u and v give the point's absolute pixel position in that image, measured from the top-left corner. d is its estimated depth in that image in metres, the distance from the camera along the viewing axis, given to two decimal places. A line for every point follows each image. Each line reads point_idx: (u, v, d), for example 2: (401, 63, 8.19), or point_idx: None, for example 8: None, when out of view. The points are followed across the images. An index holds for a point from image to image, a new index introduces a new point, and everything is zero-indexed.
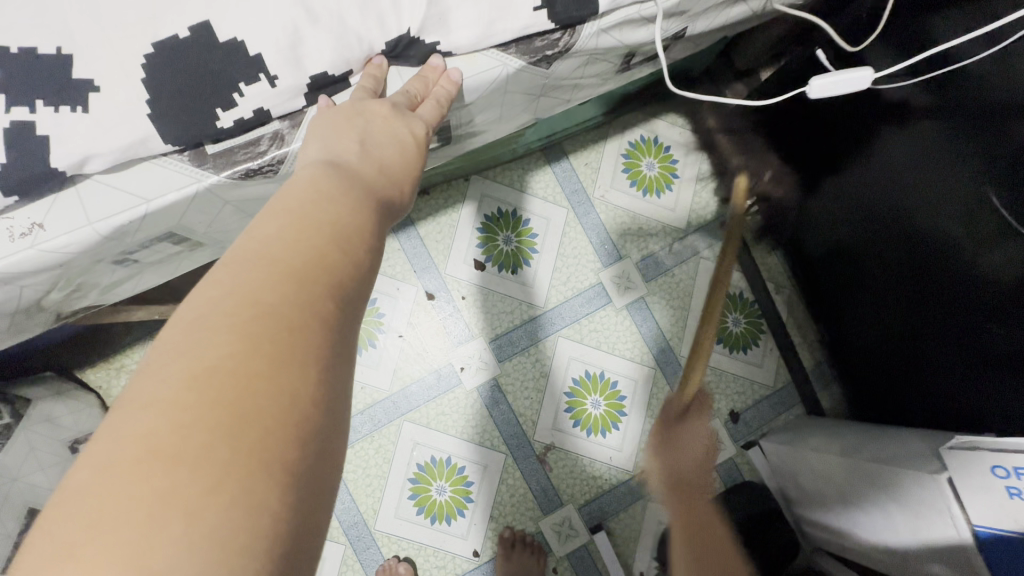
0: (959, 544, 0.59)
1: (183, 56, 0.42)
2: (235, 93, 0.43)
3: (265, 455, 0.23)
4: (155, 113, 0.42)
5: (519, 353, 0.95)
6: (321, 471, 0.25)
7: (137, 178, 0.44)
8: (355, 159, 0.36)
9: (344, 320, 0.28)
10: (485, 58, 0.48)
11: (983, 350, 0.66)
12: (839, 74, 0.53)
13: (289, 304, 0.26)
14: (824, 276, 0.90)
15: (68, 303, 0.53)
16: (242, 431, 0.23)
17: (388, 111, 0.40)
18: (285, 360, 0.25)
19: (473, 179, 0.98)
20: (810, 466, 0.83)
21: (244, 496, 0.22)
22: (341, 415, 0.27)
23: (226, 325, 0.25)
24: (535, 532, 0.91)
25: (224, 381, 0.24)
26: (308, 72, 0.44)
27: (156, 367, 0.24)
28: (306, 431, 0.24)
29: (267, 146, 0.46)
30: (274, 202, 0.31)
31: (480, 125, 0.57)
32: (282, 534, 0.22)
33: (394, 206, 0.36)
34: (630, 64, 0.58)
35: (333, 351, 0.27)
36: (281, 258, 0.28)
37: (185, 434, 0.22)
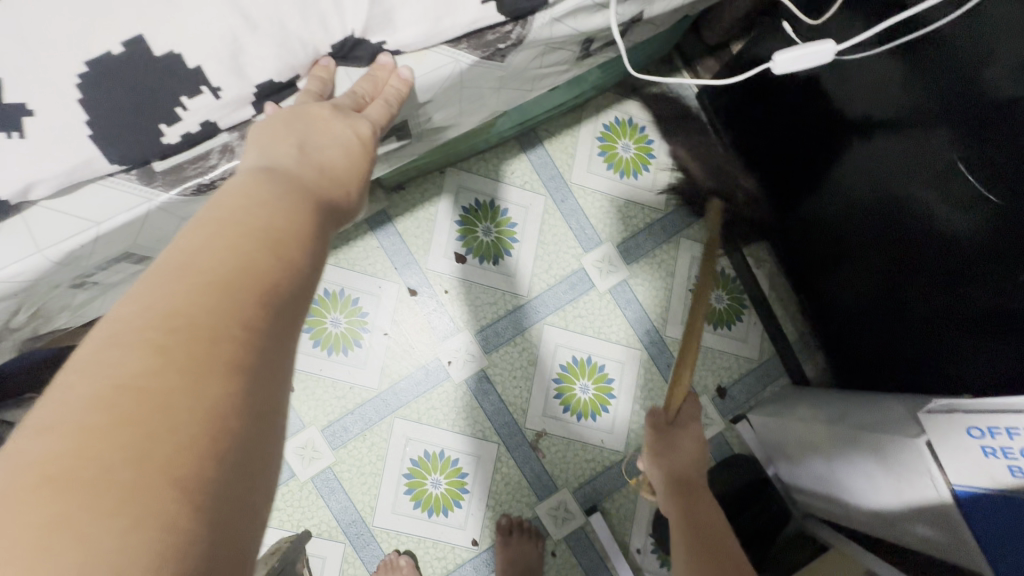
0: (940, 503, 0.61)
1: (120, 73, 0.40)
2: (177, 107, 0.42)
3: (177, 470, 0.22)
4: (97, 133, 0.41)
5: (505, 343, 0.96)
6: (245, 485, 0.23)
7: (85, 200, 0.43)
8: (292, 163, 0.34)
9: (278, 328, 0.27)
10: (436, 55, 0.47)
11: (961, 312, 0.67)
12: (803, 47, 0.52)
13: (209, 313, 0.25)
14: (802, 246, 0.90)
15: (33, 328, 0.52)
16: (150, 449, 0.22)
17: (328, 112, 0.38)
18: (203, 373, 0.24)
19: (449, 172, 0.97)
20: (795, 435, 0.85)
21: (148, 515, 0.20)
22: (273, 426, 0.26)
23: (139, 340, 0.24)
24: (532, 517, 0.93)
25: (133, 398, 0.22)
26: (253, 81, 0.43)
27: (63, 390, 0.23)
28: (228, 445, 0.23)
29: (217, 160, 0.46)
30: (202, 214, 0.29)
31: (441, 121, 0.56)
32: (197, 553, 0.21)
33: (340, 209, 0.35)
34: (589, 50, 0.57)
35: (262, 360, 0.26)
36: (202, 268, 0.26)
37: (88, 456, 0.21)
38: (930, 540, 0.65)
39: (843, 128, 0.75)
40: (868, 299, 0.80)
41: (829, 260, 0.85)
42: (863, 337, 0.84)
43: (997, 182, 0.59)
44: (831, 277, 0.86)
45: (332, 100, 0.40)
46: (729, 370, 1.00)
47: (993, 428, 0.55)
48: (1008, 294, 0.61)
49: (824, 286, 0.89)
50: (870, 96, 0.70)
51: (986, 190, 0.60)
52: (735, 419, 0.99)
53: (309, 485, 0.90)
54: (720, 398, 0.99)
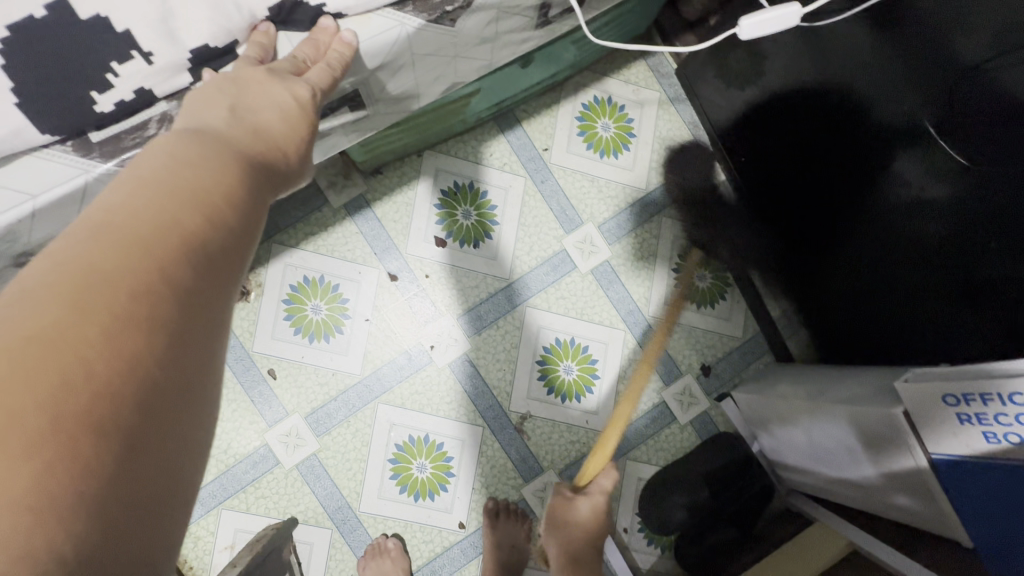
0: (917, 471, 0.61)
1: (45, 37, 0.39)
2: (108, 73, 0.41)
3: (95, 418, 0.22)
4: (23, 101, 0.40)
5: (487, 326, 0.95)
6: (166, 436, 0.24)
7: (21, 173, 0.43)
8: (223, 126, 0.33)
9: (205, 286, 0.27)
10: (381, 19, 0.46)
11: (937, 287, 0.68)
12: (772, 10, 0.51)
13: (130, 266, 0.25)
14: (776, 228, 0.89)
15: None
16: (62, 399, 0.21)
17: (263, 75, 0.38)
18: (124, 325, 0.23)
19: (427, 154, 0.95)
20: (776, 411, 0.84)
21: (62, 460, 0.21)
22: (198, 382, 0.26)
23: (52, 292, 0.23)
24: (519, 499, 0.93)
25: (44, 347, 0.22)
26: (188, 47, 0.42)
27: None
28: (147, 397, 0.24)
29: (156, 129, 0.45)
30: (127, 172, 0.29)
31: (398, 92, 0.55)
32: (114, 494, 0.22)
33: (277, 171, 0.34)
34: (548, 16, 0.56)
35: (186, 317, 0.26)
36: (123, 225, 0.26)
37: None
38: (909, 509, 0.66)
39: (812, 99, 0.75)
40: (842, 277, 0.80)
41: (805, 240, 0.85)
42: (836, 314, 0.84)
43: (972, 153, 0.63)
44: (804, 253, 0.86)
45: (270, 65, 0.40)
46: (712, 348, 1.00)
47: (967, 395, 0.54)
48: (985, 261, 0.63)
49: (797, 264, 0.88)
50: (853, 70, 0.71)
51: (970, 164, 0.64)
52: (720, 397, 0.98)
53: (293, 472, 0.89)
54: (704, 376, 0.99)
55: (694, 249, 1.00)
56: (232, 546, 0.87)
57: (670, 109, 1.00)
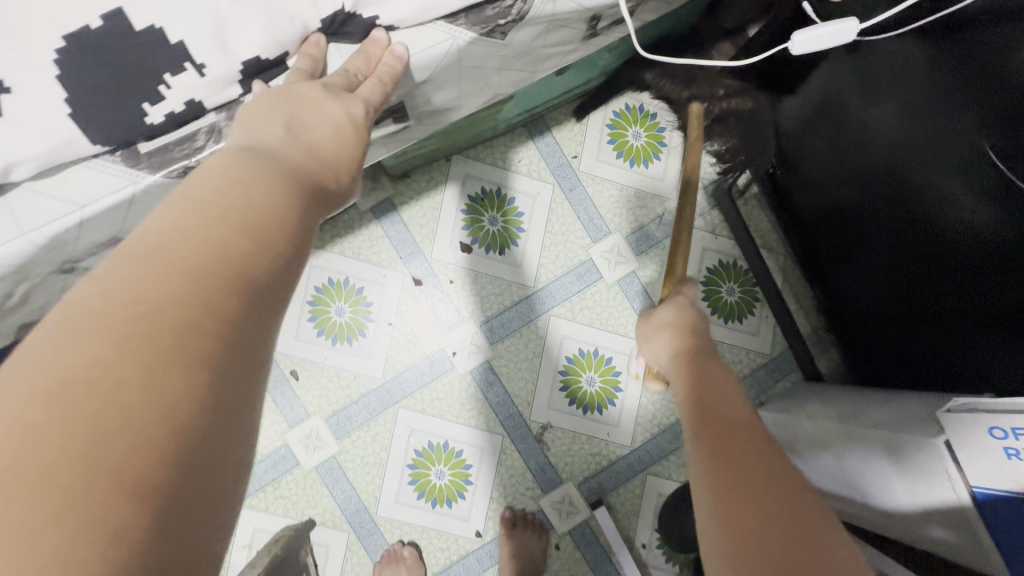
0: (958, 507, 0.58)
1: (101, 48, 0.39)
2: (160, 85, 0.41)
3: (127, 471, 0.21)
4: (77, 111, 0.40)
5: (511, 334, 0.94)
6: (203, 487, 0.23)
7: (73, 182, 0.43)
8: (277, 143, 0.33)
9: (251, 318, 0.26)
10: (432, 32, 0.45)
11: (982, 308, 0.65)
12: (822, 26, 0.49)
13: (172, 301, 0.24)
14: (818, 238, 0.88)
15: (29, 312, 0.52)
16: (97, 451, 0.21)
17: (318, 91, 0.37)
18: (162, 368, 0.23)
19: (455, 160, 0.95)
20: (806, 433, 0.82)
21: (92, 521, 0.20)
22: (239, 425, 0.25)
23: (96, 330, 0.23)
24: (536, 510, 0.92)
25: (85, 392, 0.22)
26: (239, 59, 0.42)
27: (11, 379, 0.22)
28: (187, 443, 0.23)
29: (204, 141, 0.45)
30: (177, 192, 0.28)
31: (442, 105, 0.54)
32: (143, 558, 0.21)
33: (329, 193, 0.34)
34: (597, 29, 0.55)
35: (230, 354, 0.25)
36: (170, 254, 0.25)
37: (33, 455, 0.20)
38: (945, 543, 0.61)
39: (852, 114, 0.73)
40: (885, 295, 0.78)
41: (844, 253, 0.83)
42: (877, 330, 0.83)
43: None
44: (846, 267, 0.84)
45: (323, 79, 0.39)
46: (739, 364, 0.98)
47: (1016, 429, 0.53)
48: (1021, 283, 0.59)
49: (839, 278, 0.86)
50: (897, 83, 0.67)
51: (1015, 180, 0.57)
52: None
53: (312, 474, 0.90)
54: None
55: (723, 262, 0.98)
56: (250, 546, 0.87)
57: None
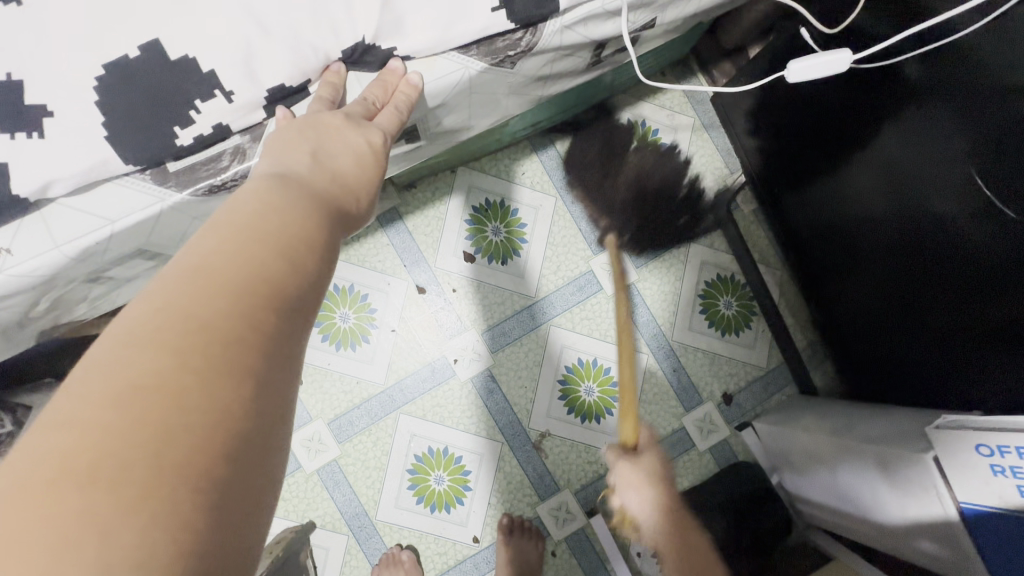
0: (946, 521, 0.60)
1: (137, 75, 0.42)
2: (191, 110, 0.44)
3: (189, 469, 0.23)
4: (112, 134, 0.43)
5: (512, 342, 0.96)
6: (251, 486, 0.25)
7: (103, 198, 0.45)
8: (305, 169, 0.36)
9: (287, 331, 0.29)
10: (446, 62, 0.48)
11: (971, 325, 0.66)
12: (818, 55, 0.52)
13: (223, 315, 0.26)
14: (814, 254, 0.89)
15: (52, 317, 0.55)
16: (163, 451, 0.23)
17: (340, 120, 0.40)
18: (216, 375, 0.25)
19: (460, 171, 0.97)
20: (800, 446, 0.84)
21: (162, 514, 0.22)
22: (279, 430, 0.27)
23: (155, 341, 0.25)
24: (533, 517, 0.94)
25: (150, 396, 0.23)
26: (265, 86, 0.45)
27: (77, 388, 0.24)
28: (236, 446, 0.25)
29: (229, 162, 0.47)
30: (218, 216, 0.31)
31: (451, 125, 0.57)
32: (203, 550, 0.23)
33: (350, 216, 0.36)
34: (601, 57, 0.58)
35: (272, 364, 0.27)
36: (218, 272, 0.28)
37: (105, 455, 0.22)
38: (933, 556, 0.64)
39: (848, 136, 0.75)
40: (879, 312, 0.79)
41: (839, 270, 0.85)
42: (869, 345, 0.85)
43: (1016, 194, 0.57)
44: (840, 283, 0.86)
45: (344, 108, 0.42)
46: (735, 376, 0.99)
47: (1002, 446, 0.55)
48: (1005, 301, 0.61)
49: (834, 293, 0.88)
50: (886, 109, 0.69)
51: (1002, 207, 0.59)
52: (740, 426, 0.98)
53: (314, 477, 0.91)
54: (725, 405, 0.99)
55: (722, 276, 1.00)
56: None
57: (703, 135, 1.01)
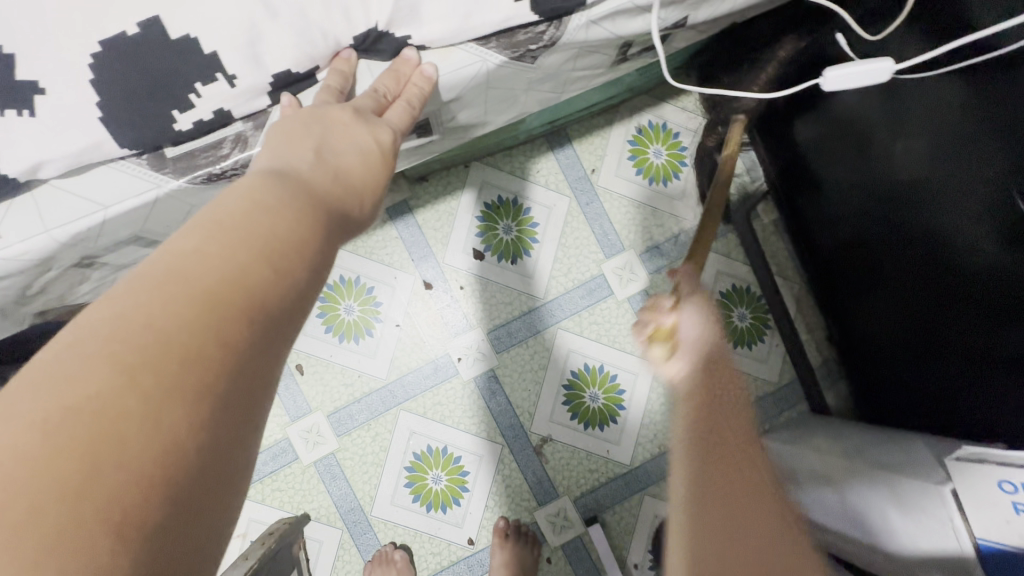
0: (959, 557, 0.57)
1: (137, 54, 0.40)
2: (191, 93, 0.42)
3: (116, 509, 0.22)
4: (107, 115, 0.41)
5: (517, 344, 0.94)
6: (192, 520, 0.24)
7: (96, 182, 0.44)
8: (306, 167, 0.34)
9: (258, 348, 0.27)
10: (463, 54, 0.46)
11: (991, 351, 0.64)
12: (857, 65, 0.49)
13: (184, 330, 0.25)
14: (833, 268, 0.87)
15: (46, 301, 0.54)
16: (91, 485, 0.22)
17: (349, 116, 0.39)
18: (163, 401, 0.24)
19: (474, 166, 0.95)
20: (808, 464, 0.80)
21: (80, 556, 0.21)
22: (235, 457, 0.26)
23: (106, 355, 0.24)
24: (530, 522, 0.92)
25: (87, 420, 0.23)
26: (270, 71, 0.43)
27: (20, 396, 0.23)
28: (182, 477, 0.24)
29: (230, 149, 0.46)
30: (205, 212, 0.29)
31: (467, 121, 0.55)
32: None
33: (351, 218, 0.35)
34: (627, 55, 0.55)
35: (233, 385, 0.26)
36: (187, 279, 0.26)
37: (28, 486, 0.21)
38: None
39: (873, 150, 0.72)
40: (896, 333, 0.77)
41: (857, 286, 0.82)
42: (885, 365, 0.82)
43: None
44: (857, 299, 0.83)
45: (354, 101, 0.41)
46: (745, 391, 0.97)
47: None
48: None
49: (851, 309, 0.86)
50: (918, 119, 0.66)
51: None
52: None
53: (310, 470, 0.90)
54: None
55: (736, 286, 0.98)
56: (244, 535, 0.89)
57: None
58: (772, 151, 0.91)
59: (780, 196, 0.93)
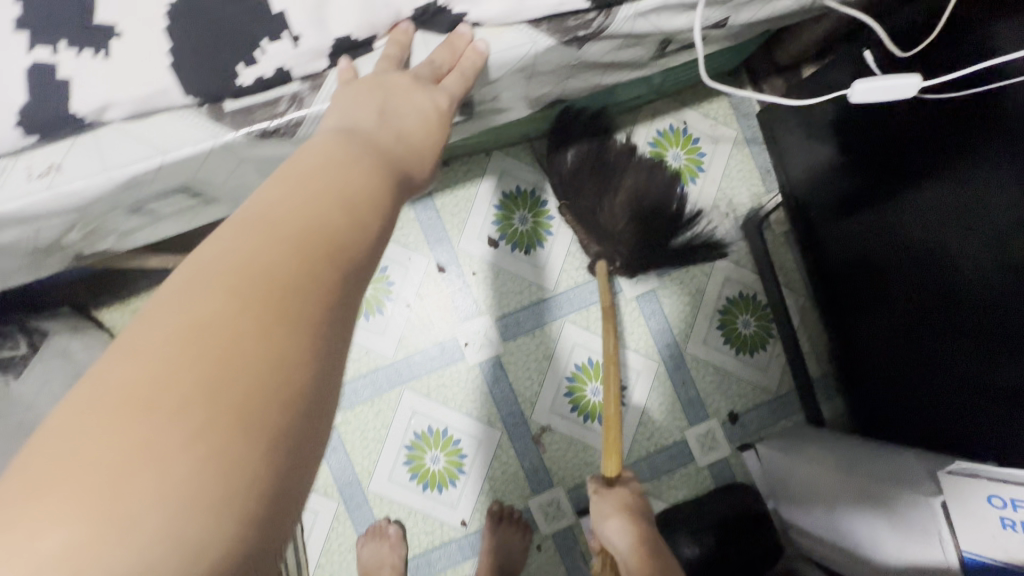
0: (944, 567, 0.59)
1: (208, 9, 0.44)
2: (257, 49, 0.45)
3: (250, 416, 0.24)
4: (177, 63, 0.44)
5: (524, 333, 0.95)
6: (308, 432, 0.26)
7: (159, 129, 0.46)
8: (372, 126, 0.36)
9: (351, 284, 0.29)
10: (514, 34, 0.47)
11: (983, 382, 0.66)
12: (885, 79, 0.50)
13: (289, 263, 0.27)
14: (843, 286, 0.88)
15: (86, 245, 0.56)
16: (226, 392, 0.24)
17: (408, 82, 0.40)
18: (279, 322, 0.26)
19: (494, 155, 0.96)
20: (800, 475, 0.83)
21: (223, 453, 0.23)
22: (335, 380, 0.28)
23: (224, 281, 0.26)
24: (523, 509, 0.93)
25: (215, 336, 0.24)
26: (332, 34, 0.45)
27: (153, 314, 0.25)
28: (301, 392, 0.26)
29: (286, 108, 0.46)
30: (286, 167, 0.31)
31: (504, 102, 0.56)
32: (263, 488, 0.24)
33: (412, 178, 0.37)
34: (665, 51, 0.56)
35: (332, 317, 0.28)
36: (286, 220, 0.28)
37: (170, 391, 0.23)
38: None
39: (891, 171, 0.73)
40: (896, 352, 0.79)
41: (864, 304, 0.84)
42: (886, 383, 0.84)
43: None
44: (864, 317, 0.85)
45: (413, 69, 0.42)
46: (743, 398, 0.98)
47: (1014, 500, 0.54)
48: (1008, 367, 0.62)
49: (856, 326, 0.87)
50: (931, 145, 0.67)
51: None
52: (742, 447, 0.97)
53: None
54: (730, 424, 0.98)
55: (743, 294, 0.99)
56: None
57: (744, 150, 1.00)
58: (801, 170, 0.90)
59: (797, 211, 0.93)
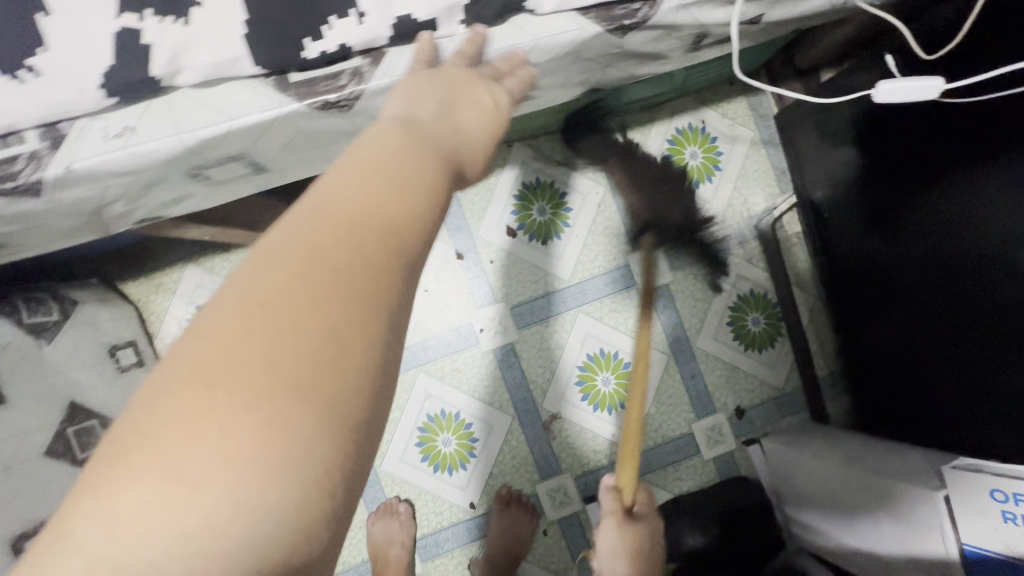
0: (944, 560, 0.60)
1: None
2: (325, 25, 0.48)
3: (308, 355, 0.28)
4: (251, 34, 0.47)
5: (539, 322, 0.97)
6: (364, 374, 0.29)
7: (225, 96, 0.49)
8: (429, 118, 0.41)
9: (399, 246, 0.33)
10: (564, 21, 0.50)
11: (989, 384, 0.67)
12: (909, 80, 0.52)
13: (343, 229, 0.31)
14: (851, 288, 0.90)
15: (135, 211, 0.58)
16: (289, 335, 0.27)
17: (467, 80, 0.46)
18: (333, 276, 0.29)
19: (516, 146, 0.98)
20: (805, 469, 0.84)
21: (289, 387, 0.27)
22: (386, 329, 0.31)
23: (288, 248, 0.30)
24: (531, 494, 0.95)
25: (280, 291, 0.29)
26: (396, 13, 0.49)
27: (232, 282, 0.30)
28: (354, 337, 0.29)
29: (347, 81, 0.49)
30: (352, 151, 0.36)
31: (543, 89, 0.58)
32: (325, 419, 0.27)
33: (456, 163, 0.41)
34: (699, 45, 0.58)
35: (381, 273, 0.31)
36: (340, 196, 0.32)
37: (243, 337, 0.27)
38: None
39: (893, 177, 0.76)
40: (903, 353, 0.81)
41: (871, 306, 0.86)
42: (893, 385, 0.85)
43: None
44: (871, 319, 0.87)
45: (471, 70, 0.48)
46: (750, 393, 1.00)
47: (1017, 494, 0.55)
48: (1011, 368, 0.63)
49: (864, 327, 0.89)
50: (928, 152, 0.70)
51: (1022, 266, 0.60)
52: (747, 441, 0.99)
53: None
54: (736, 418, 1.00)
55: (753, 291, 1.01)
56: None
57: (760, 151, 1.01)
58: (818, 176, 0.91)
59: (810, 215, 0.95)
